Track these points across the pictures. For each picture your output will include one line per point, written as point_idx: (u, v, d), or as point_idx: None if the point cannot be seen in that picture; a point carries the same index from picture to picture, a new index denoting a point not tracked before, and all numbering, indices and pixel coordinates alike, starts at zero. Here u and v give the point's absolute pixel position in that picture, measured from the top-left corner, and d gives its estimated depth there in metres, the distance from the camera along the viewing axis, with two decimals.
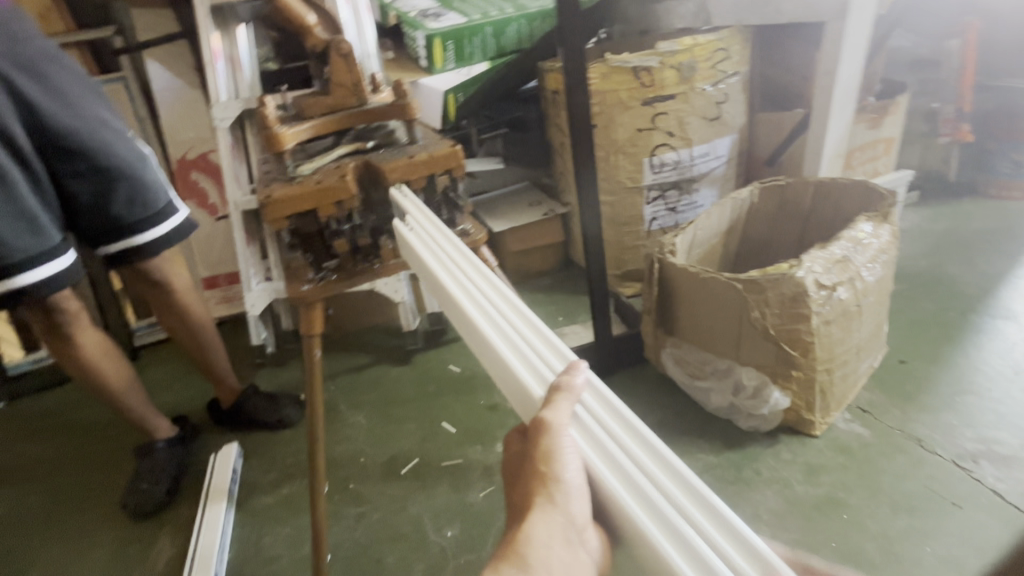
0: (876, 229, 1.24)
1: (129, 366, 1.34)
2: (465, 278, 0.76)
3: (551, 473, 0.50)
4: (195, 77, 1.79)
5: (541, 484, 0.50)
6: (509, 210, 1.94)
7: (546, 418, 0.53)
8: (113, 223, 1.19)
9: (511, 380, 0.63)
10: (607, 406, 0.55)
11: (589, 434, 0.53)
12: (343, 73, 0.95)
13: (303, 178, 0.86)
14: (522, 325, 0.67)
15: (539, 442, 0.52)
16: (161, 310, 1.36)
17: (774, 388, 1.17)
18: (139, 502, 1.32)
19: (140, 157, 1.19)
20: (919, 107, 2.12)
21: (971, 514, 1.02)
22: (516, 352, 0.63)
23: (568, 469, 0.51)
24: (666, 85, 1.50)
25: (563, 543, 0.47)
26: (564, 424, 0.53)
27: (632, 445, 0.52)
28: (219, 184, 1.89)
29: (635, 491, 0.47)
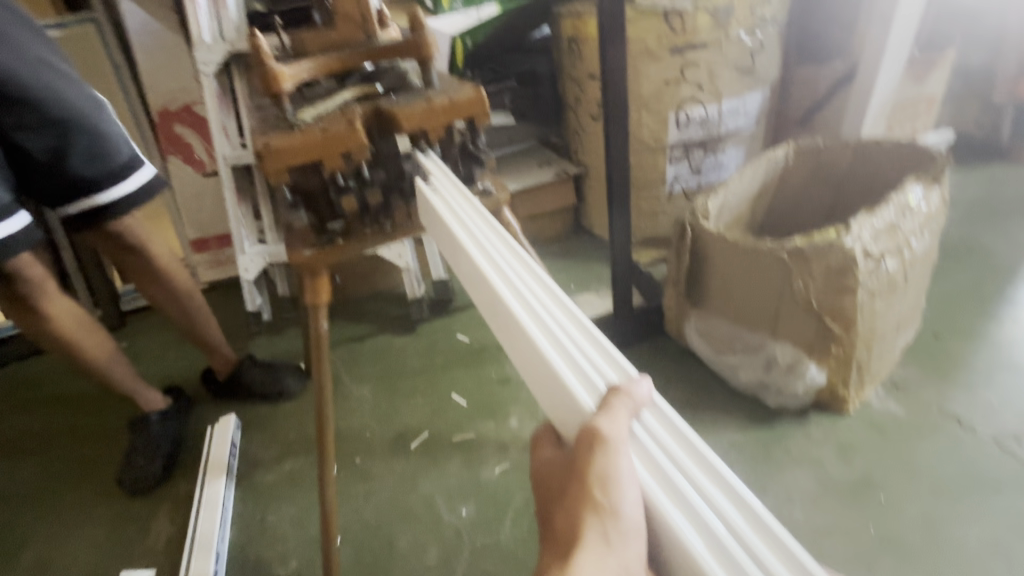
0: (926, 193, 1.12)
1: (107, 337, 1.25)
2: (495, 249, 0.68)
3: (607, 502, 0.40)
4: (173, 16, 1.61)
5: (593, 514, 0.39)
6: (518, 171, 1.82)
7: (601, 430, 0.43)
8: (71, 180, 1.08)
9: (551, 382, 0.53)
10: (671, 431, 0.47)
11: (650, 461, 0.44)
12: (349, 2, 0.82)
13: (306, 125, 0.74)
14: (564, 318, 0.58)
15: (590, 461, 0.42)
16: (141, 277, 1.26)
17: (811, 364, 1.10)
18: (136, 477, 1.25)
19: (94, 104, 1.07)
20: (958, 64, 1.99)
21: (1016, 497, 0.97)
22: (563, 353, 0.53)
23: (627, 499, 0.40)
24: (699, 32, 1.36)
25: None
26: (623, 440, 0.43)
27: (701, 481, 0.44)
28: (205, 137, 1.74)
29: (711, 537, 0.39)
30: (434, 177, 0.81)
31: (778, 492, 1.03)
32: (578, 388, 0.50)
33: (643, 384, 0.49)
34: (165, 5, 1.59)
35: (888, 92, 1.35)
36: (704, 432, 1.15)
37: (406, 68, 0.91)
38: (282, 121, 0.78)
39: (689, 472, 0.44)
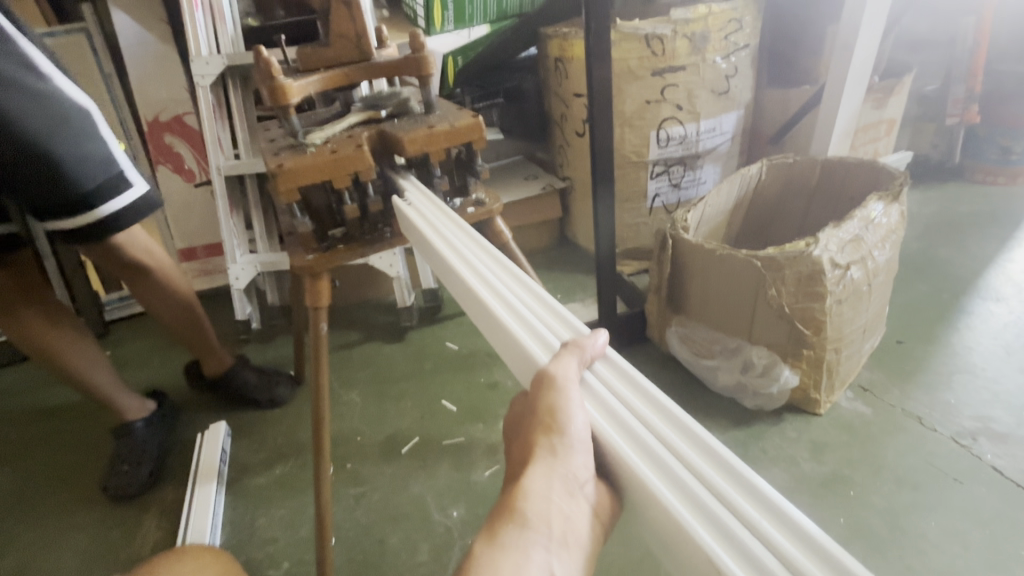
0: (887, 208, 1.20)
1: (85, 332, 1.24)
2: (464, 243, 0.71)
3: (556, 426, 0.46)
4: (167, 29, 1.63)
5: (544, 435, 0.46)
6: (505, 184, 1.87)
7: (551, 372, 0.49)
8: (60, 195, 1.01)
9: (515, 352, 0.59)
10: (622, 376, 0.52)
11: (600, 401, 0.50)
12: (346, 25, 0.87)
13: (315, 148, 0.79)
14: (525, 294, 0.63)
15: (541, 398, 0.48)
16: (137, 284, 1.26)
17: (785, 367, 1.17)
18: (122, 484, 1.25)
19: (86, 116, 1.00)
20: (915, 90, 2.12)
21: (972, 489, 1.04)
22: (522, 323, 0.59)
23: (575, 422, 0.47)
24: (677, 55, 1.45)
25: (563, 496, 0.44)
26: (572, 381, 0.49)
27: (652, 418, 0.47)
28: (197, 148, 1.76)
29: (658, 467, 0.42)
30: (409, 194, 0.84)
31: None
32: (538, 348, 0.56)
33: (597, 338, 0.54)
34: (160, 17, 1.62)
35: (853, 114, 1.43)
36: None
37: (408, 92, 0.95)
38: (292, 144, 0.82)
39: (638, 407, 0.48)
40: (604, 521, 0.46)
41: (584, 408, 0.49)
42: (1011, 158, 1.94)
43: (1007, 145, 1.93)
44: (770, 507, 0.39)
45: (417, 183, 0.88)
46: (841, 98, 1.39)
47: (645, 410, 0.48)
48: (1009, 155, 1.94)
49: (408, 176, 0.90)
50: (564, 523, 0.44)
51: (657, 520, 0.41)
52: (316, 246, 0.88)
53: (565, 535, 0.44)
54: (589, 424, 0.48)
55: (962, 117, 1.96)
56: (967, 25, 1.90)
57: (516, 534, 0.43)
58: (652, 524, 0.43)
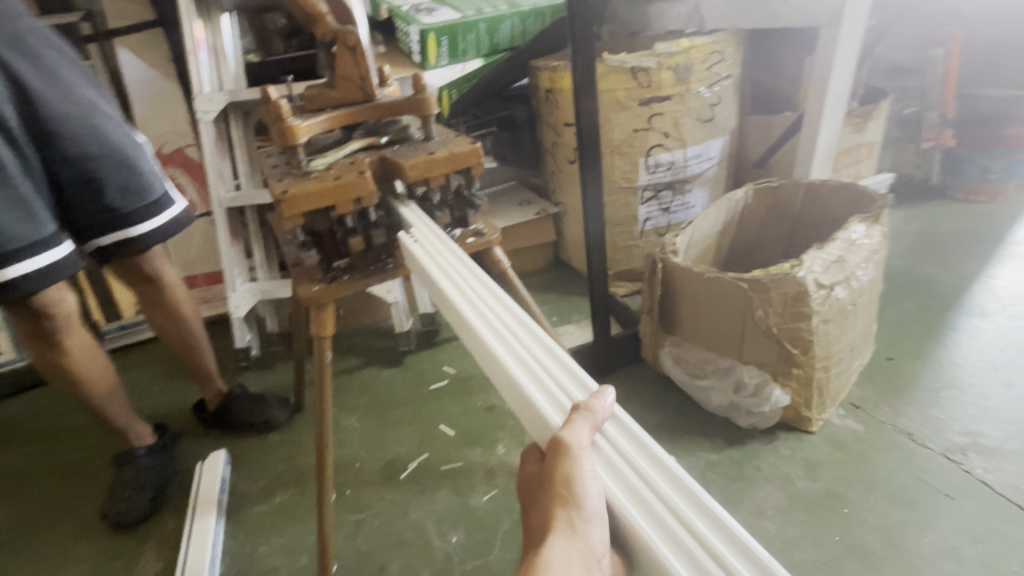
0: (868, 230, 1.25)
1: (111, 365, 1.26)
2: (475, 294, 0.73)
3: (573, 498, 0.49)
4: (172, 67, 1.69)
5: (562, 507, 0.48)
6: (500, 209, 1.92)
7: (564, 440, 0.51)
8: (106, 214, 1.13)
9: (526, 407, 0.61)
10: (631, 439, 0.54)
11: (612, 468, 0.52)
12: (349, 66, 0.91)
13: (319, 174, 0.83)
14: (531, 344, 0.65)
15: (557, 467, 0.50)
16: (149, 304, 1.30)
17: (776, 386, 1.20)
18: (121, 512, 1.25)
19: (135, 144, 1.14)
20: (894, 114, 2.20)
21: (963, 505, 1.06)
22: (524, 370, 0.62)
23: (589, 494, 0.49)
24: (663, 85, 1.51)
25: (583, 569, 0.45)
26: (585, 449, 0.51)
27: (663, 487, 0.50)
28: (199, 180, 1.80)
29: (678, 547, 0.45)
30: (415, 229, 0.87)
31: (750, 507, 1.10)
32: (548, 407, 0.58)
33: (606, 397, 0.56)
34: (166, 57, 1.68)
35: (833, 139, 1.49)
36: (680, 453, 1.23)
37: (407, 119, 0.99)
38: (297, 170, 0.86)
39: (648, 474, 0.51)
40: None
41: (598, 477, 0.51)
42: (990, 176, 2.01)
43: (986, 165, 2.00)
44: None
45: (418, 211, 0.92)
46: (821, 123, 1.44)
47: (656, 480, 0.50)
48: (988, 174, 2.01)
49: (410, 204, 0.93)
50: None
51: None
52: (321, 276, 0.91)
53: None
54: (603, 492, 0.50)
55: (937, 140, 2.05)
56: (936, 54, 2.01)
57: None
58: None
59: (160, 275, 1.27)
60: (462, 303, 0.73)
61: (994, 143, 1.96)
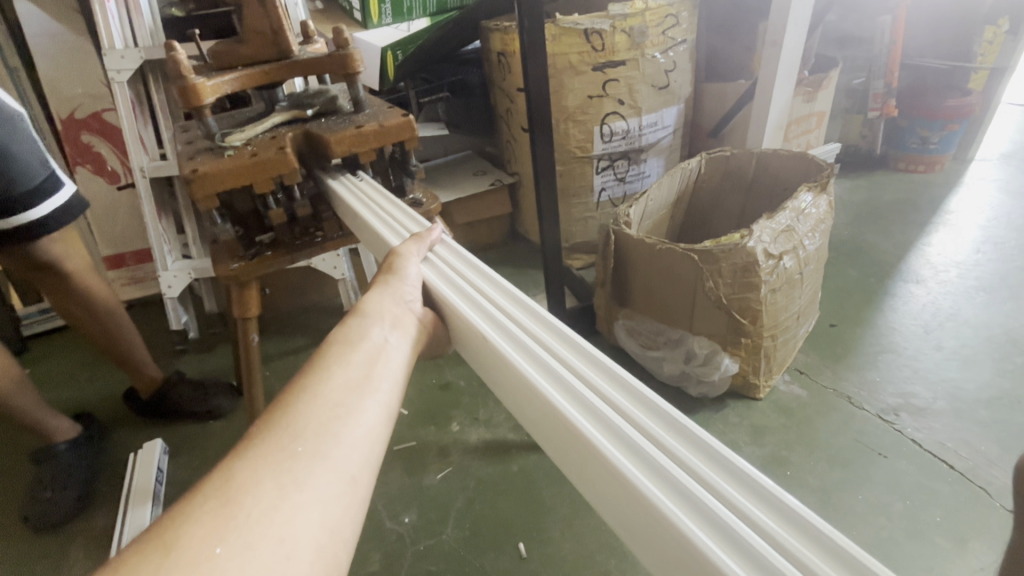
0: (816, 199, 1.26)
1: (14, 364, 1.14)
2: (383, 205, 0.75)
3: (393, 273, 0.60)
4: (78, 20, 1.50)
5: (383, 278, 0.59)
6: (453, 180, 1.84)
7: (398, 248, 0.64)
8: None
9: (380, 247, 0.71)
10: (456, 255, 0.66)
11: (435, 266, 0.64)
12: (261, 18, 0.81)
13: (235, 151, 0.74)
14: (397, 208, 0.74)
15: (388, 261, 0.62)
16: (57, 294, 1.18)
17: (724, 355, 1.21)
18: (43, 513, 1.16)
19: (12, 108, 1.00)
20: (843, 84, 2.23)
21: (894, 463, 1.11)
22: (389, 225, 0.71)
23: (408, 272, 0.61)
24: (617, 50, 1.46)
25: (393, 304, 0.56)
26: (413, 252, 0.64)
27: (479, 285, 0.59)
28: (120, 147, 1.63)
29: (501, 330, 0.51)
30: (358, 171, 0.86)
31: None
32: (392, 236, 0.69)
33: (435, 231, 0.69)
34: (71, 8, 1.49)
35: (784, 108, 1.48)
36: None
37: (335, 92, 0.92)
38: (209, 145, 0.77)
39: (479, 287, 0.59)
40: (430, 333, 0.59)
41: (421, 271, 0.63)
42: (929, 147, 2.08)
43: (925, 136, 2.06)
44: (574, 348, 0.48)
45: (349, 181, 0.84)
46: (772, 91, 1.42)
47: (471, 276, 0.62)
48: (928, 144, 2.08)
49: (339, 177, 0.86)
50: (397, 321, 0.55)
51: (534, 407, 0.45)
52: (242, 253, 0.83)
53: (399, 328, 0.54)
54: (423, 278, 0.62)
55: (881, 110, 2.08)
56: (885, 21, 1.98)
57: (357, 321, 0.53)
58: (465, 345, 0.56)
59: (60, 262, 1.13)
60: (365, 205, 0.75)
61: (931, 112, 2.02)
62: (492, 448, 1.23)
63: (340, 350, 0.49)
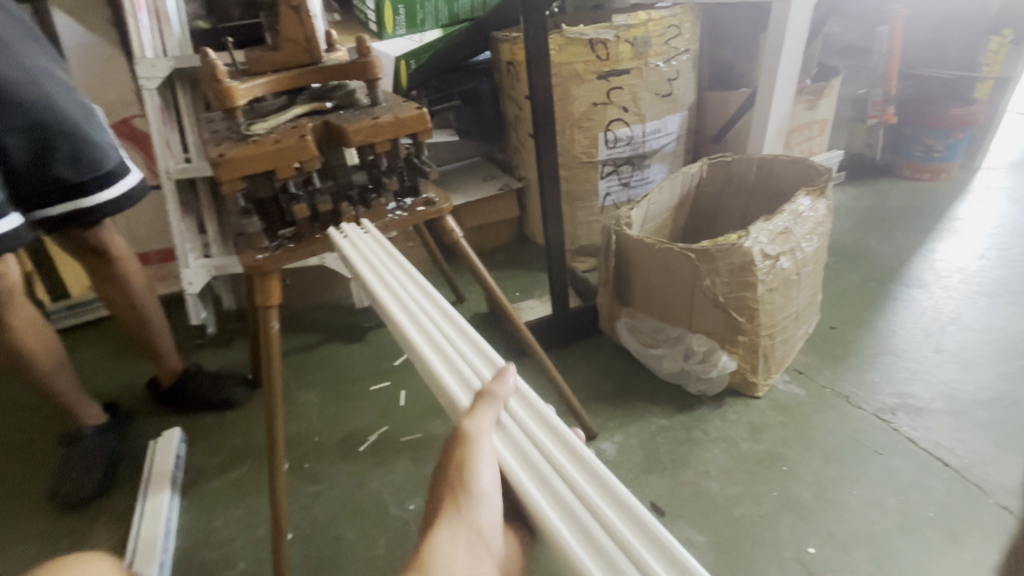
0: (814, 203, 1.30)
1: (59, 343, 1.22)
2: (434, 328, 0.69)
3: (461, 483, 0.49)
4: (111, 32, 1.59)
5: (450, 497, 0.48)
6: (462, 185, 1.90)
7: (466, 428, 0.53)
8: (57, 183, 1.07)
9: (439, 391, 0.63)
10: (534, 414, 0.57)
11: (508, 438, 0.55)
12: (293, 27, 0.88)
13: (259, 138, 0.81)
14: (458, 337, 0.67)
15: (454, 453, 0.51)
16: (98, 279, 1.25)
17: (723, 352, 1.24)
18: (69, 492, 1.22)
19: (85, 112, 1.08)
20: (847, 94, 2.26)
21: (889, 460, 1.13)
22: (451, 369, 0.63)
23: (480, 476, 0.50)
24: (621, 59, 1.51)
25: (465, 544, 0.46)
26: (483, 430, 0.53)
27: (565, 468, 0.51)
28: (147, 151, 1.72)
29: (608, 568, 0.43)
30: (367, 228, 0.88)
31: (696, 468, 1.15)
32: (460, 392, 0.60)
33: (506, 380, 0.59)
34: (104, 20, 1.58)
35: (785, 115, 1.52)
36: (633, 418, 1.27)
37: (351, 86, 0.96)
38: (236, 134, 0.84)
39: (566, 473, 0.51)
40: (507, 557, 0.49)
41: (494, 450, 0.53)
42: (934, 155, 2.10)
43: (930, 144, 2.08)
44: None
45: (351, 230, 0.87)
46: (772, 98, 1.46)
47: (553, 449, 0.53)
48: (932, 152, 2.10)
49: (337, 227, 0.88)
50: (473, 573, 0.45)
51: None
52: (267, 245, 0.90)
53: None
54: (496, 463, 0.53)
55: (882, 118, 2.11)
56: (883, 32, 2.03)
57: None
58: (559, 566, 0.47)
59: (107, 246, 1.21)
60: (420, 333, 0.68)
61: (935, 121, 2.04)
62: None
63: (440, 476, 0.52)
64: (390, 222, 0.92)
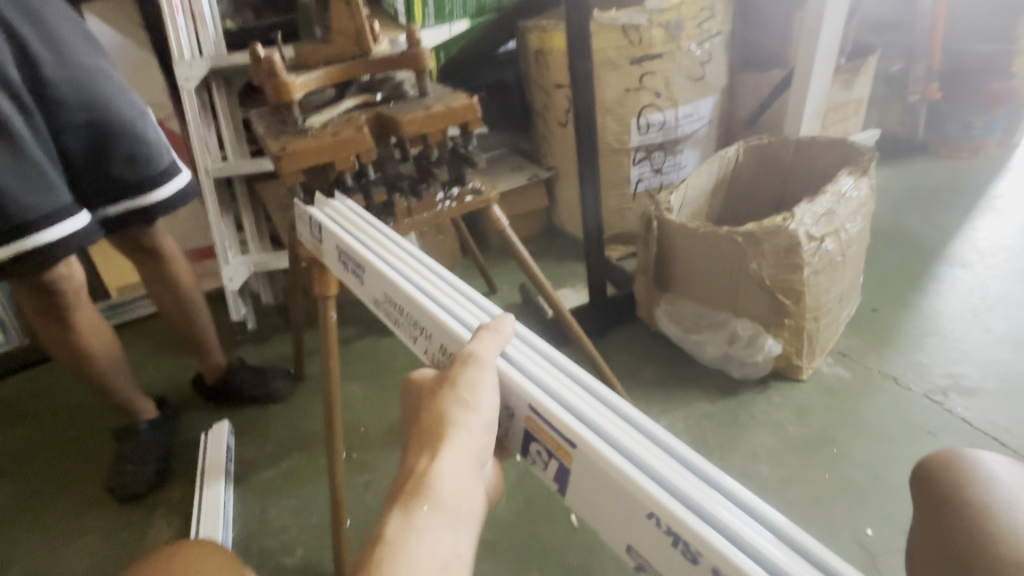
0: (857, 183, 1.27)
1: (117, 340, 1.25)
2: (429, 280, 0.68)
3: (470, 402, 0.49)
4: (146, 36, 1.62)
5: (456, 411, 0.48)
6: (492, 176, 1.91)
7: (473, 351, 0.53)
8: (115, 182, 1.10)
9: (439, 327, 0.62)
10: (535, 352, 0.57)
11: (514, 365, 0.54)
12: (343, 20, 0.89)
13: (316, 130, 0.82)
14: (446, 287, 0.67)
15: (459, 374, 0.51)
16: (150, 278, 1.29)
17: (768, 336, 1.23)
18: (128, 484, 1.27)
19: (139, 113, 1.11)
20: (880, 72, 2.22)
21: (943, 441, 1.12)
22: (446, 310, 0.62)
23: (484, 403, 0.50)
24: (654, 43, 1.50)
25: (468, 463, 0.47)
26: (490, 361, 0.53)
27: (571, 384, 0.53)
28: (184, 152, 1.75)
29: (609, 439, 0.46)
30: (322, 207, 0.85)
31: (745, 451, 1.15)
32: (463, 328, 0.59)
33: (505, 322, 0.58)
34: (139, 23, 1.60)
35: (823, 94, 1.49)
36: (677, 403, 1.27)
37: (332, 207, 0.86)
38: (292, 126, 0.85)
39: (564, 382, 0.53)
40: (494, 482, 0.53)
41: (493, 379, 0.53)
42: (972, 132, 2.06)
43: (968, 121, 2.05)
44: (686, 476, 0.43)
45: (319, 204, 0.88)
46: (811, 77, 1.44)
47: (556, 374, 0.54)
48: (970, 129, 2.05)
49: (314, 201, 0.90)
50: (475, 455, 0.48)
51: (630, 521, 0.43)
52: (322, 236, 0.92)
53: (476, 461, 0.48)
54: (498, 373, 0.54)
55: (922, 95, 2.05)
56: None
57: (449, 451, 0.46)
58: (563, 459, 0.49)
59: (158, 246, 1.25)
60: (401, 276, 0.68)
61: None
62: None
63: (455, 449, 0.46)
64: (440, 212, 0.93)
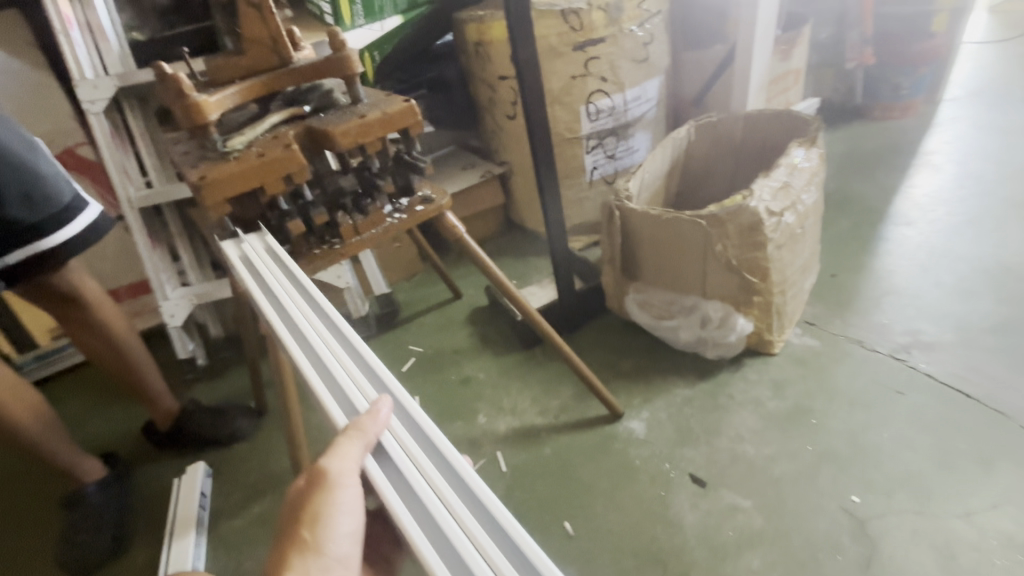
0: (807, 153, 1.28)
1: (43, 401, 1.12)
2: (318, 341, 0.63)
3: (313, 540, 0.48)
4: (39, 55, 1.45)
5: (298, 552, 0.47)
6: (444, 177, 1.84)
7: (326, 467, 0.50)
8: (9, 227, 0.98)
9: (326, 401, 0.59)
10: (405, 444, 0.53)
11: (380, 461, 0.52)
12: (257, 27, 0.80)
13: (240, 153, 0.74)
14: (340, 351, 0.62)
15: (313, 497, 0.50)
16: (75, 327, 1.16)
17: (739, 316, 1.23)
18: (81, 556, 1.15)
19: (29, 145, 0.98)
20: (813, 40, 2.27)
21: (911, 399, 1.15)
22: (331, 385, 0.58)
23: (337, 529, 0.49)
24: (596, 27, 1.46)
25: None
26: (345, 475, 0.50)
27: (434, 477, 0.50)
28: (102, 181, 1.59)
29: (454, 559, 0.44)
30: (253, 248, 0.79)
31: (728, 433, 1.15)
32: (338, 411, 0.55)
33: (379, 411, 0.53)
34: (29, 42, 1.43)
35: (765, 68, 1.51)
36: (658, 392, 1.26)
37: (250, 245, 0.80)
38: (212, 151, 0.76)
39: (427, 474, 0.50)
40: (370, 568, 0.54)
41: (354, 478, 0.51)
42: (901, 93, 2.15)
43: (897, 82, 2.14)
44: None
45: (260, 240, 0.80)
46: (752, 52, 1.45)
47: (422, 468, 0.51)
48: (900, 90, 2.15)
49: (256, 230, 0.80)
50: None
51: None
52: None
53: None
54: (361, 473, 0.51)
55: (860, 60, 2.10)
56: None
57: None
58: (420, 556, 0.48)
59: (78, 291, 1.12)
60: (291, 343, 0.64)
61: None
62: (524, 436, 1.23)
63: None
64: (389, 226, 0.86)
